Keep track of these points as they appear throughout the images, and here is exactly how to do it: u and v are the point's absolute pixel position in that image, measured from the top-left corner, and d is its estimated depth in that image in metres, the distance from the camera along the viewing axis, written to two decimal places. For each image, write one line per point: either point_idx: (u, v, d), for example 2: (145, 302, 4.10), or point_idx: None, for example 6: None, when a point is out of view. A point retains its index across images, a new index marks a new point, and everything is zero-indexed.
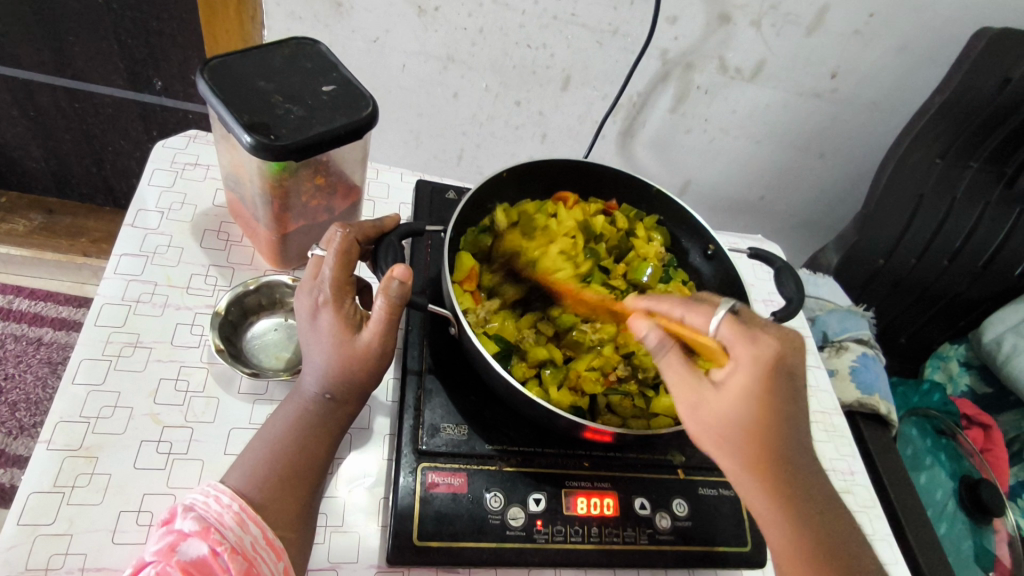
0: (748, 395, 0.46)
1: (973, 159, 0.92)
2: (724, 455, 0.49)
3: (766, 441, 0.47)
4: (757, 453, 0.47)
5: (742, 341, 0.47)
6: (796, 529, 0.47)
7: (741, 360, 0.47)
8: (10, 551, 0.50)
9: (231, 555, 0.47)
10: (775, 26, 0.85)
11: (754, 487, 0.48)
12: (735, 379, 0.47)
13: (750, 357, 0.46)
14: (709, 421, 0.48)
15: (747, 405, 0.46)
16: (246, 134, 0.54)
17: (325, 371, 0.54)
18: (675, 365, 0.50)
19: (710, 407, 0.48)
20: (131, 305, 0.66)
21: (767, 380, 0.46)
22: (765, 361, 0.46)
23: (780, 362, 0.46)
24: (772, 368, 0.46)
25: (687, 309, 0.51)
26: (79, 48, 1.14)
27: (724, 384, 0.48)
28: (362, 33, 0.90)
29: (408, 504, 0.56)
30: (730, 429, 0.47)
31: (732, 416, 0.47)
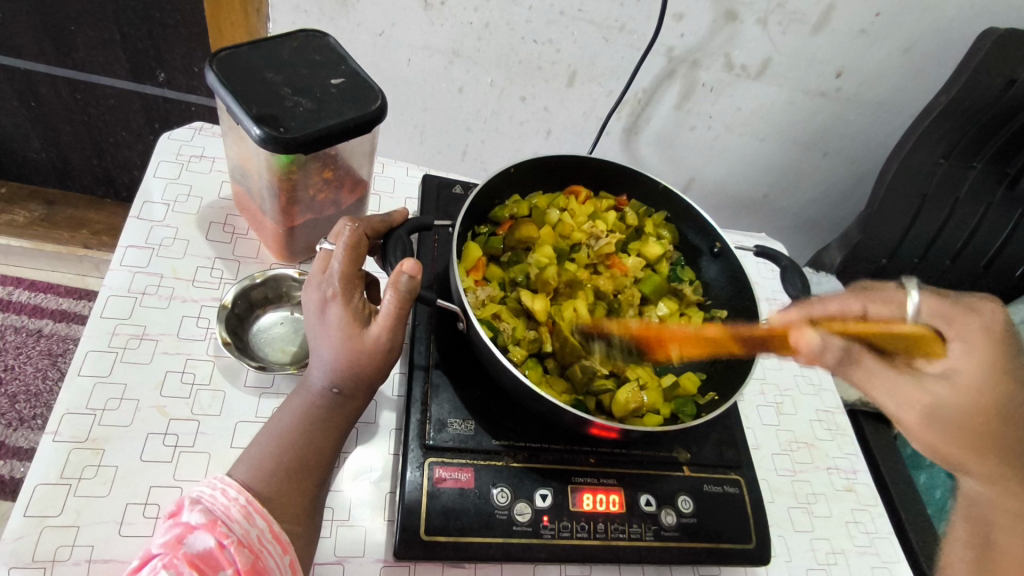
0: (992, 367, 0.53)
1: (977, 160, 0.92)
2: (930, 437, 0.54)
3: (994, 410, 0.53)
4: (981, 427, 0.53)
5: (968, 315, 0.56)
6: None
7: (968, 338, 0.54)
8: (18, 542, 0.49)
9: (237, 548, 0.47)
10: (781, 23, 0.85)
11: (967, 460, 0.54)
12: (963, 363, 0.54)
13: (977, 330, 0.55)
14: (939, 402, 0.53)
15: (980, 385, 0.53)
16: (255, 126, 0.54)
17: (333, 365, 0.54)
18: (869, 374, 0.55)
19: (937, 395, 0.53)
20: (137, 297, 0.66)
21: (996, 349, 0.54)
22: (991, 327, 0.55)
23: (1004, 339, 0.54)
24: (1003, 338, 0.54)
25: (868, 304, 0.59)
26: (81, 38, 1.13)
27: (925, 377, 0.54)
28: (367, 26, 0.89)
29: (416, 499, 0.57)
30: (987, 403, 0.52)
31: (975, 403, 0.52)
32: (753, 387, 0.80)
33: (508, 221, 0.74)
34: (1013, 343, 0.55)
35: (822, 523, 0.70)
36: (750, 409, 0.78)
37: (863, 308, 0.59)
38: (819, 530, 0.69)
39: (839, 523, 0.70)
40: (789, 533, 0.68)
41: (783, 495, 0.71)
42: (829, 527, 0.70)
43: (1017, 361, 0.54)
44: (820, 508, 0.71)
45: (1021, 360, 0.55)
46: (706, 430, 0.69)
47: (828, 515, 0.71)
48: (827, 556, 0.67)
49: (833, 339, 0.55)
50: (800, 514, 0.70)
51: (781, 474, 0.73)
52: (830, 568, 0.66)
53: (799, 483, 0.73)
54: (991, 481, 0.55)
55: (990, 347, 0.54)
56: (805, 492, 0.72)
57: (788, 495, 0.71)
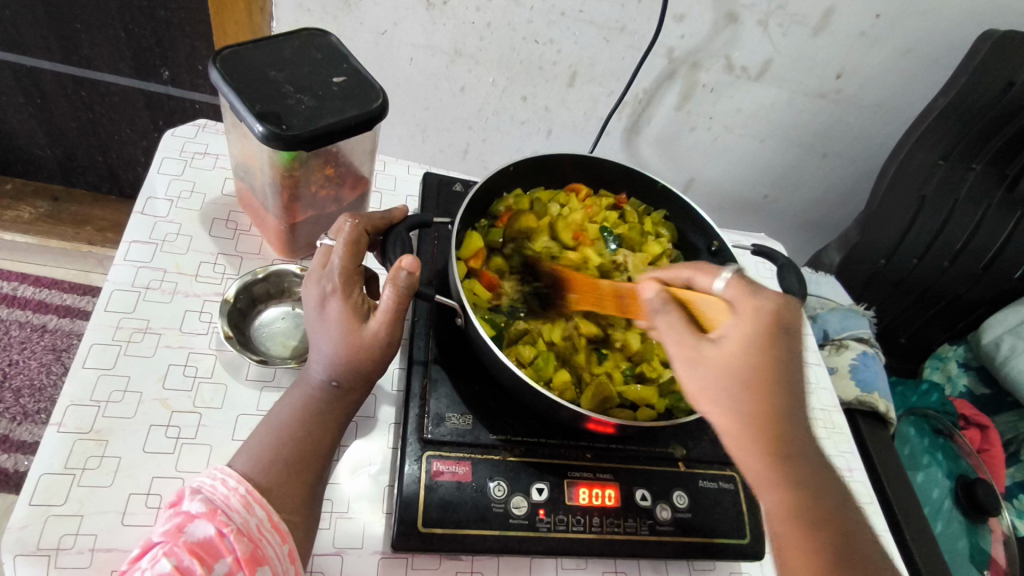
0: (753, 342, 0.47)
1: (975, 161, 0.93)
2: (721, 413, 0.47)
3: (764, 397, 0.46)
4: (760, 412, 0.46)
5: (753, 296, 0.49)
6: (790, 490, 0.46)
7: (741, 314, 0.48)
8: (22, 530, 0.50)
9: (237, 536, 0.47)
10: (781, 25, 0.86)
11: (748, 443, 0.47)
12: (732, 333, 0.48)
13: (751, 307, 0.48)
14: (703, 381, 0.48)
15: (744, 362, 0.46)
16: (257, 124, 0.55)
17: (332, 359, 0.55)
18: (671, 327, 0.50)
19: (700, 359, 0.48)
20: (140, 292, 0.67)
21: (766, 333, 0.47)
22: (764, 311, 0.48)
23: (779, 314, 0.48)
24: (769, 323, 0.47)
25: (696, 274, 0.54)
26: (87, 36, 1.14)
27: (720, 342, 0.48)
28: (370, 25, 0.90)
29: (414, 492, 0.57)
30: (726, 388, 0.47)
31: (732, 372, 0.47)
32: None
33: (506, 216, 0.75)
34: (785, 327, 0.48)
35: None
36: None
37: (689, 279, 0.55)
38: None
39: None
40: None
41: None
42: None
43: (776, 347, 0.47)
44: None
45: (791, 351, 0.48)
46: (702, 427, 0.70)
47: None
48: None
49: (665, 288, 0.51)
50: None
51: None
52: None
53: None
54: (762, 485, 0.47)
55: (762, 326, 0.47)
56: None
57: None
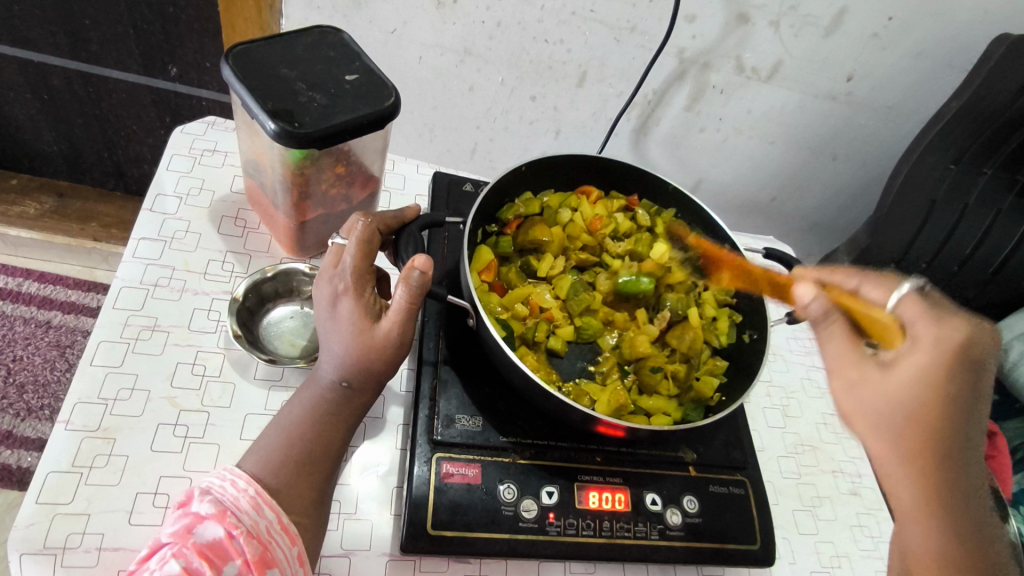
0: (929, 369, 0.49)
1: (987, 166, 0.92)
2: (880, 441, 0.51)
3: (938, 434, 0.49)
4: (925, 442, 0.49)
5: (928, 327, 0.51)
6: (937, 526, 0.49)
7: (919, 346, 0.51)
8: (29, 528, 0.50)
9: (246, 539, 0.47)
10: (793, 26, 0.85)
11: (902, 471, 0.49)
12: (908, 364, 0.50)
13: (931, 339, 0.50)
14: (873, 407, 0.51)
15: (916, 393, 0.49)
16: (270, 121, 0.54)
17: (344, 359, 0.54)
18: (830, 338, 0.56)
19: (865, 385, 0.52)
20: (149, 289, 0.66)
21: (946, 368, 0.49)
22: (948, 344, 0.50)
23: (964, 349, 0.49)
24: (950, 358, 0.49)
25: (863, 285, 0.60)
26: (94, 32, 1.14)
27: (892, 367, 0.51)
28: (379, 23, 0.90)
29: (424, 493, 0.57)
30: (894, 417, 0.50)
31: (899, 400, 0.49)
32: (760, 389, 0.80)
33: (515, 221, 0.74)
34: (972, 361, 0.49)
35: (826, 527, 0.70)
36: (755, 411, 0.78)
37: (857, 288, 0.60)
38: (823, 533, 0.69)
39: (843, 527, 0.70)
40: (793, 535, 0.68)
41: (788, 497, 0.71)
42: (834, 530, 0.70)
43: (956, 385, 0.48)
44: (824, 511, 0.71)
45: (975, 387, 0.49)
46: (713, 431, 0.69)
47: (832, 518, 0.71)
48: (831, 559, 0.68)
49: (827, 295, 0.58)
50: (805, 517, 0.70)
51: (785, 477, 0.73)
52: (833, 571, 0.67)
53: (804, 486, 0.73)
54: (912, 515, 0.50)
55: (946, 362, 0.49)
56: (810, 494, 0.72)
57: (793, 497, 0.72)
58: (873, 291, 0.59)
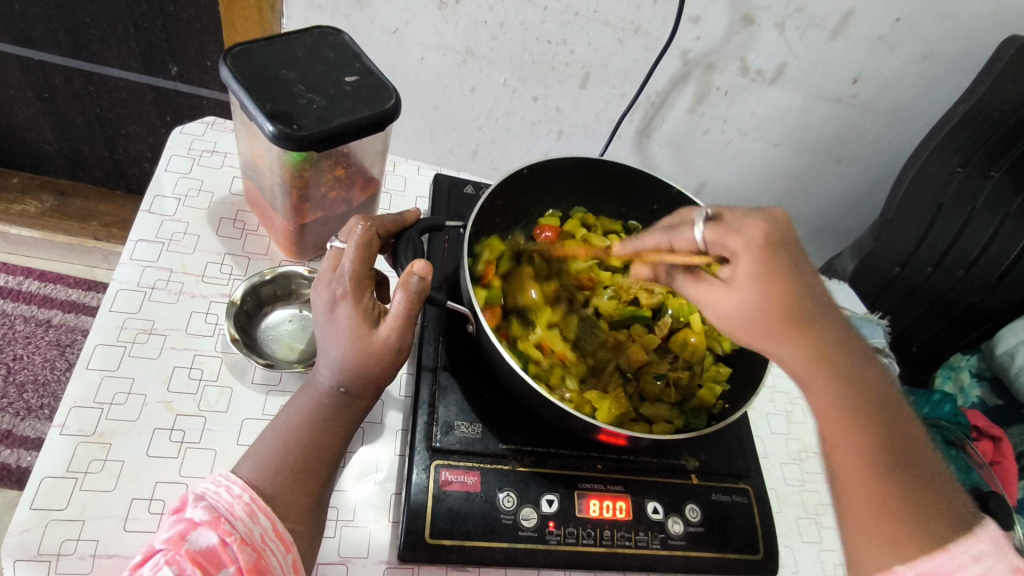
0: (755, 253, 0.50)
1: (995, 169, 0.91)
2: (751, 335, 0.51)
3: (795, 310, 0.49)
4: (786, 319, 0.49)
5: (732, 228, 0.52)
6: (833, 384, 0.48)
7: (734, 247, 0.51)
8: (23, 534, 0.49)
9: (239, 546, 0.46)
10: (798, 28, 0.84)
11: (787, 350, 0.49)
12: (742, 267, 0.50)
13: (743, 238, 0.51)
14: (737, 313, 0.51)
15: (756, 287, 0.50)
16: (268, 123, 0.54)
17: (341, 364, 0.54)
18: (698, 290, 0.55)
19: (719, 300, 0.52)
20: (146, 291, 0.66)
21: (768, 249, 0.50)
22: (756, 232, 0.51)
23: (769, 237, 0.50)
24: (763, 245, 0.50)
25: (672, 238, 0.59)
26: (95, 31, 1.13)
27: (732, 278, 0.52)
28: (381, 23, 0.89)
29: (421, 501, 0.56)
30: (751, 315, 0.50)
31: (748, 302, 0.50)
32: (763, 395, 0.80)
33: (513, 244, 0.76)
34: (785, 234, 0.51)
35: (830, 535, 0.69)
36: (758, 417, 0.77)
37: (669, 242, 0.59)
38: (827, 542, 0.69)
39: None
40: (796, 543, 0.67)
41: (792, 505, 0.70)
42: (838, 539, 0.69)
43: (779, 263, 0.50)
44: (828, 519, 0.71)
45: (795, 261, 0.51)
46: (715, 438, 0.68)
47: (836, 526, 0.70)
48: (835, 568, 0.67)
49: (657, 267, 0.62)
50: (808, 525, 0.69)
51: (789, 484, 0.72)
52: None
53: (808, 494, 0.72)
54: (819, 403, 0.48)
55: (756, 240, 0.50)
56: (814, 502, 0.71)
57: (797, 505, 0.71)
58: (681, 235, 0.57)
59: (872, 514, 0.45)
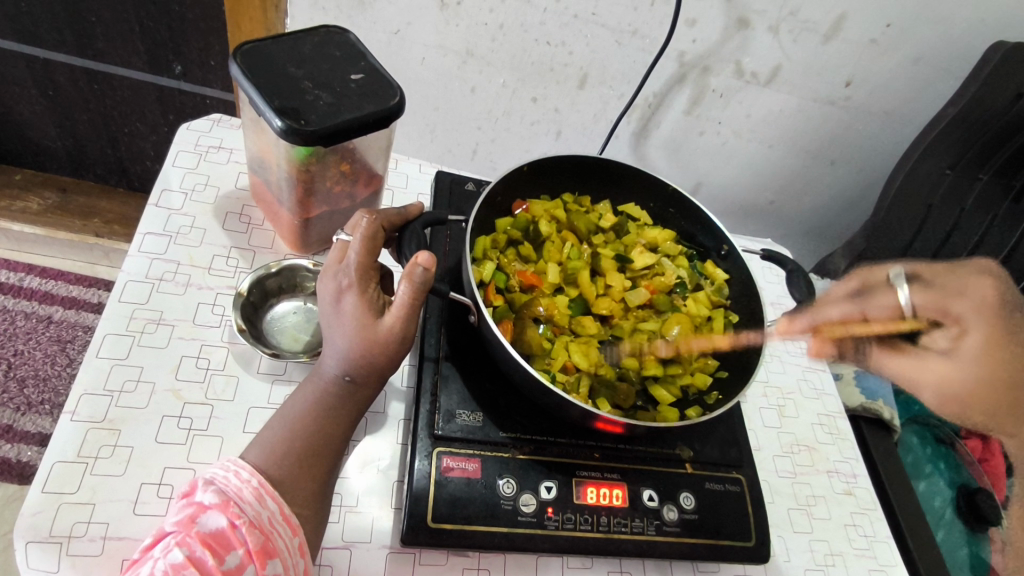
0: (986, 346, 0.69)
1: (983, 172, 0.92)
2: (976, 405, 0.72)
3: (1008, 377, 0.69)
4: (1001, 395, 0.70)
5: (948, 298, 0.71)
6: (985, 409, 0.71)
7: (966, 315, 0.70)
8: (35, 517, 0.51)
9: (248, 529, 0.48)
10: (792, 32, 0.87)
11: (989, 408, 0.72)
12: (968, 343, 0.70)
13: (970, 307, 0.70)
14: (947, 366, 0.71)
15: (984, 362, 0.69)
16: (278, 118, 0.55)
17: (347, 353, 0.55)
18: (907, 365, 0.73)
19: (948, 370, 0.71)
20: (154, 283, 0.67)
21: (996, 311, 0.70)
22: (979, 304, 0.71)
23: (888, 302, 0.70)
24: (999, 320, 0.70)
25: (864, 307, 0.71)
26: (100, 29, 1.15)
27: (956, 348, 0.71)
28: (384, 24, 0.91)
29: (424, 487, 0.58)
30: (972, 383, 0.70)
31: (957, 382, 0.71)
32: (756, 389, 0.82)
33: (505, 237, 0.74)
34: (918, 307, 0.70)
35: (821, 525, 0.71)
36: (751, 411, 0.79)
37: (863, 312, 0.70)
38: (818, 531, 0.70)
39: (837, 525, 0.71)
40: (788, 533, 0.69)
41: (783, 496, 0.72)
42: (829, 529, 0.71)
43: (1008, 348, 0.69)
44: (819, 510, 0.72)
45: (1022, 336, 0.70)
46: (710, 429, 0.70)
47: (827, 516, 0.72)
48: (825, 557, 0.69)
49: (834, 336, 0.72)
50: (799, 515, 0.71)
51: (781, 476, 0.74)
52: (827, 569, 0.68)
53: (799, 485, 0.74)
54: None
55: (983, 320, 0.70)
56: (805, 494, 0.73)
57: (788, 496, 0.72)
58: (876, 306, 0.70)
59: None
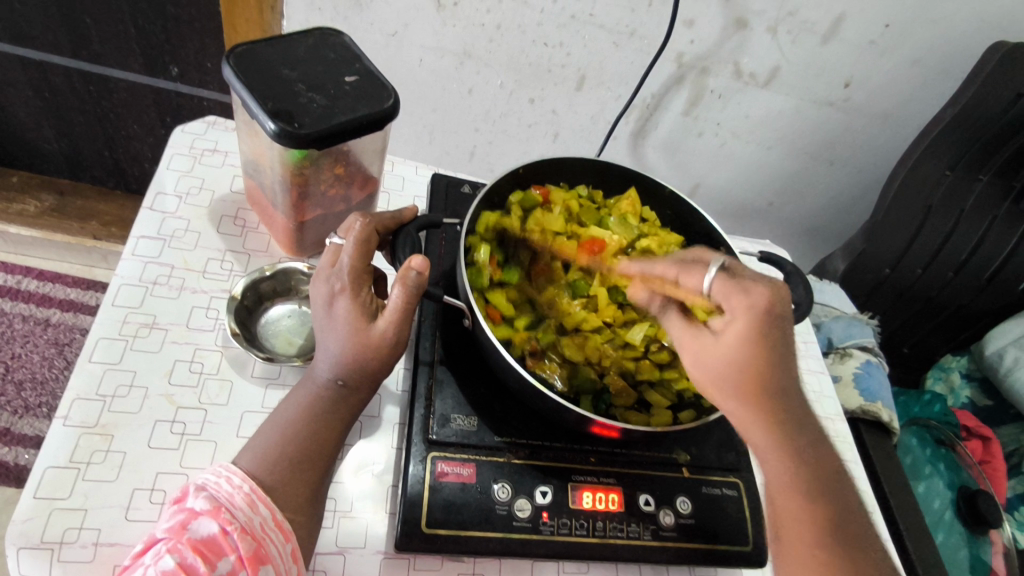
0: (742, 340, 0.50)
1: (983, 173, 0.92)
2: (728, 398, 0.52)
3: (759, 386, 0.51)
4: (755, 395, 0.51)
5: (738, 288, 0.51)
6: (781, 448, 0.51)
7: (734, 311, 0.51)
8: (26, 523, 0.50)
9: (240, 535, 0.47)
10: (790, 32, 0.86)
11: (739, 410, 0.52)
12: (733, 329, 0.51)
13: (744, 304, 0.50)
14: (711, 362, 0.53)
15: (747, 353, 0.50)
16: (270, 121, 0.55)
17: (340, 357, 0.55)
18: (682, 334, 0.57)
19: (705, 351, 0.53)
20: (148, 287, 0.67)
21: (762, 317, 0.50)
22: (756, 306, 0.50)
23: (769, 308, 0.50)
24: (764, 315, 0.50)
25: (682, 274, 0.56)
26: (97, 31, 1.14)
27: (721, 334, 0.53)
28: (380, 26, 0.90)
29: (418, 491, 0.57)
30: (727, 374, 0.52)
31: (732, 362, 0.51)
32: None
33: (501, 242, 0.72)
34: (776, 319, 0.50)
35: None
36: None
37: (677, 276, 0.57)
38: None
39: None
40: None
41: None
42: None
43: (770, 344, 0.50)
44: None
45: (785, 344, 0.51)
46: (707, 433, 0.70)
47: None
48: None
49: (660, 292, 0.60)
50: None
51: None
52: None
53: None
54: (767, 452, 0.51)
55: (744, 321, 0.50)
56: None
57: None
58: (692, 277, 0.55)
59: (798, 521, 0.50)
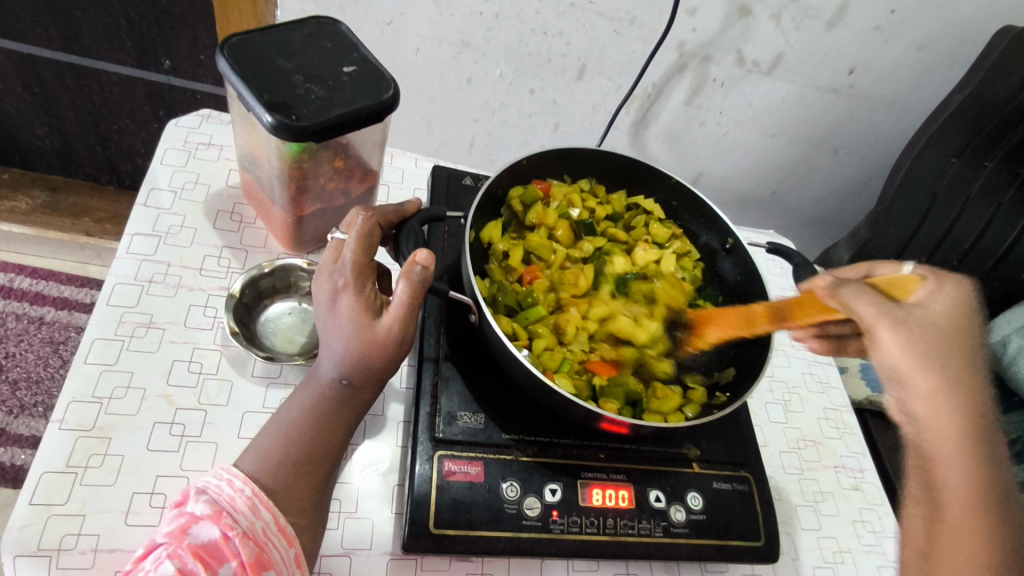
0: (954, 309, 0.48)
1: (989, 159, 0.89)
2: (926, 376, 0.46)
3: (965, 362, 0.47)
4: (964, 368, 0.46)
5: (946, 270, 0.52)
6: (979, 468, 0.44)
7: (947, 279, 0.50)
8: (23, 530, 0.49)
9: (242, 540, 0.46)
10: (795, 19, 0.84)
11: (936, 386, 0.46)
12: (941, 293, 0.49)
13: (959, 276, 0.50)
14: (910, 328, 0.47)
15: (957, 317, 0.48)
16: (267, 113, 0.53)
17: (344, 356, 0.53)
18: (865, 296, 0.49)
19: (908, 311, 0.47)
20: (144, 285, 0.65)
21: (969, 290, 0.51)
22: (967, 281, 0.51)
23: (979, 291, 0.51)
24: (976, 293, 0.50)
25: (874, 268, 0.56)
26: (85, 24, 1.12)
27: (927, 300, 0.49)
28: (376, 15, 0.88)
29: (425, 491, 0.56)
30: (931, 340, 0.46)
31: (933, 325, 0.47)
32: (763, 384, 0.80)
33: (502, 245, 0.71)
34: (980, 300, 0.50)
35: (830, 522, 0.70)
36: (758, 406, 0.77)
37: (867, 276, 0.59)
38: (827, 529, 0.69)
39: (847, 522, 0.70)
40: (797, 531, 0.68)
41: (791, 493, 0.71)
42: (838, 526, 0.70)
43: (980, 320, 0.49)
44: (828, 506, 0.71)
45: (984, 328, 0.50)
46: (716, 428, 0.69)
47: (836, 513, 0.71)
48: (835, 555, 0.67)
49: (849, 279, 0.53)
50: (808, 513, 0.70)
51: (788, 472, 0.73)
52: (837, 566, 0.66)
53: (807, 481, 0.73)
54: (958, 459, 0.45)
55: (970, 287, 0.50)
56: (813, 490, 0.72)
57: (796, 493, 0.71)
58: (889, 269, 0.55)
59: (975, 533, 0.43)
